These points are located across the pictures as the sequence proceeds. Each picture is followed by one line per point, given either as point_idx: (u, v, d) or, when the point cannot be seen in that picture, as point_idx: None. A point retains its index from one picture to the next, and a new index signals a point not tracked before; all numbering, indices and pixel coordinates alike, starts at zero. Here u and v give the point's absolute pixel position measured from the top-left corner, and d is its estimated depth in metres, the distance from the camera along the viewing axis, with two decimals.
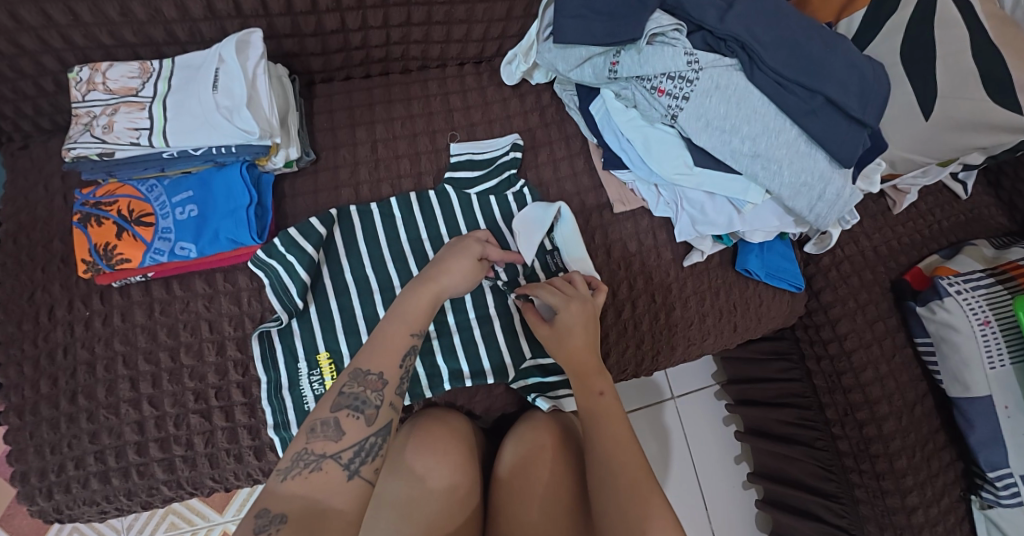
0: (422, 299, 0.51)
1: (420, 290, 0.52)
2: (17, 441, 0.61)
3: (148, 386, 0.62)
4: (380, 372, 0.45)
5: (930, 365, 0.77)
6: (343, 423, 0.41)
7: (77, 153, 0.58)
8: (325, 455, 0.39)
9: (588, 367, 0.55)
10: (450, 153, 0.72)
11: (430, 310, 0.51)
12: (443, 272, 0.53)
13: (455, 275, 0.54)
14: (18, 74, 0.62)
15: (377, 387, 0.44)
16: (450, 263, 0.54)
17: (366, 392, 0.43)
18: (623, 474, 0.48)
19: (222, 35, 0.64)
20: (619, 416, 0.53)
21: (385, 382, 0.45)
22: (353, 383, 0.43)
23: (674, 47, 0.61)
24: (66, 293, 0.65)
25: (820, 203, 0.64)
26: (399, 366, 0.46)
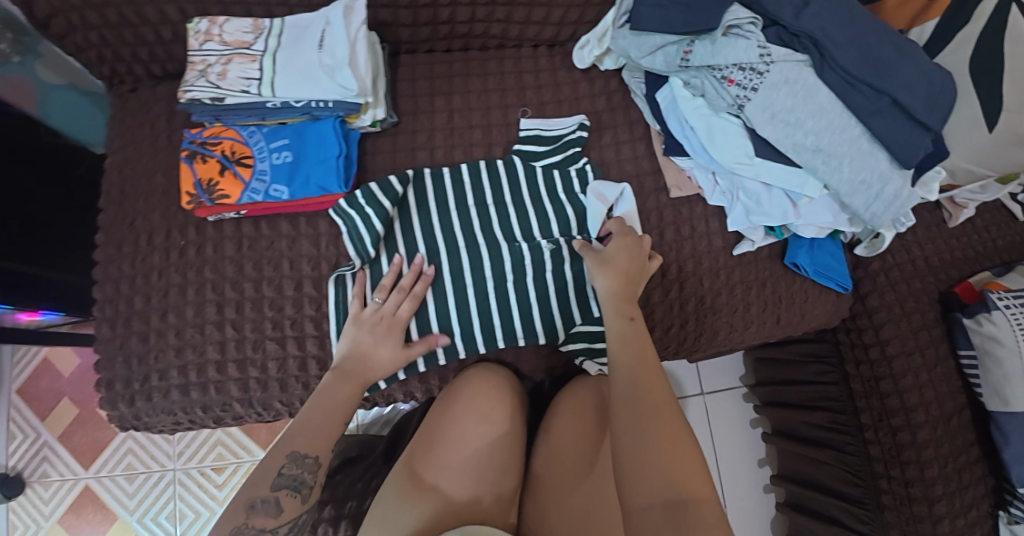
0: (356, 387, 0.60)
1: (361, 379, 0.61)
2: (108, 350, 0.68)
3: (231, 312, 0.69)
4: (316, 454, 0.55)
5: (972, 377, 0.78)
6: (282, 502, 0.51)
7: (193, 95, 0.65)
8: (264, 530, 0.50)
9: (625, 297, 0.61)
10: (519, 127, 0.77)
11: (362, 392, 0.60)
12: (378, 368, 0.63)
13: (384, 364, 0.63)
14: (143, 20, 0.69)
15: (312, 470, 0.54)
16: (387, 360, 0.63)
17: (303, 474, 0.53)
18: (643, 383, 0.51)
19: (327, 0, 0.70)
20: (646, 341, 0.56)
21: (320, 464, 0.55)
22: (292, 466, 0.53)
23: (748, 40, 0.64)
24: (164, 222, 0.72)
25: (877, 202, 0.66)
26: (331, 448, 0.56)
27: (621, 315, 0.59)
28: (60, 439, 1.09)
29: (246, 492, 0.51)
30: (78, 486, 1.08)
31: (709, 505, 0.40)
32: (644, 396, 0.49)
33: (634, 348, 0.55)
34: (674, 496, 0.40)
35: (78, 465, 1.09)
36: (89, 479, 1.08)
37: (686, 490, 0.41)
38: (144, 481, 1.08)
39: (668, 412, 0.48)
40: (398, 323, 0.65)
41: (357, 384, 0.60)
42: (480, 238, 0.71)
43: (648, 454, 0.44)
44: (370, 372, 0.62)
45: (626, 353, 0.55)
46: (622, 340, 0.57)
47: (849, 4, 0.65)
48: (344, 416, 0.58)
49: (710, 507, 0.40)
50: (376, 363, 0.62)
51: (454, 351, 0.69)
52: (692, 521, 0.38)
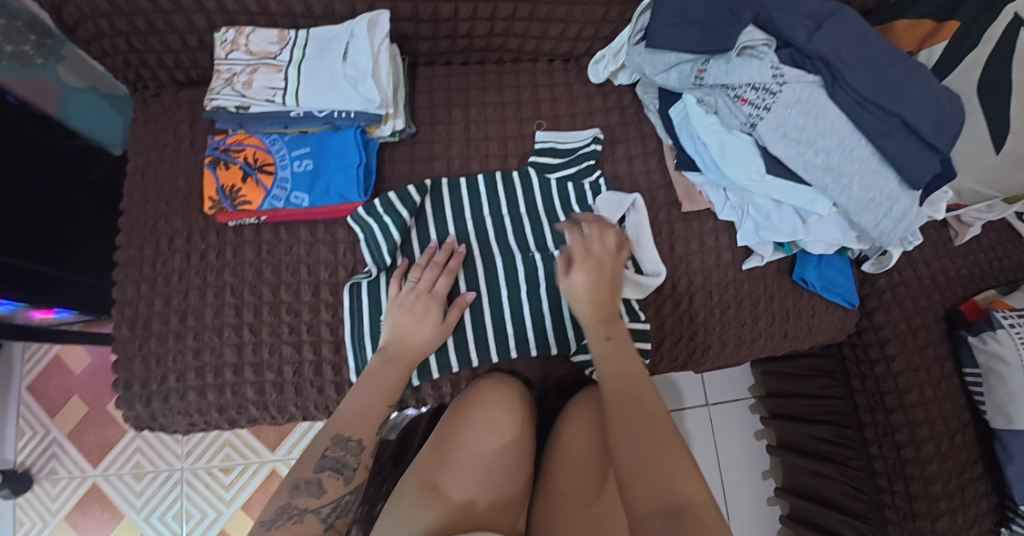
0: (400, 368, 0.63)
1: (403, 361, 0.63)
2: (126, 350, 0.70)
3: (250, 315, 0.70)
4: (359, 438, 0.58)
5: (976, 395, 0.79)
6: (325, 484, 0.55)
7: (218, 104, 0.67)
8: (308, 510, 0.52)
9: (600, 317, 0.63)
10: (535, 139, 0.78)
11: (404, 376, 0.63)
12: (419, 347, 0.64)
13: (424, 339, 0.64)
14: (170, 28, 0.71)
15: (356, 452, 0.57)
16: (428, 341, 0.64)
17: (345, 456, 0.57)
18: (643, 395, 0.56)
19: (351, 13, 0.71)
20: (631, 355, 0.61)
21: (363, 446, 0.58)
22: (335, 448, 0.56)
23: (761, 60, 0.66)
24: (185, 226, 0.73)
25: (886, 220, 0.67)
26: (376, 432, 0.59)
27: (601, 337, 0.62)
28: (69, 436, 1.10)
29: (293, 474, 0.55)
30: (86, 483, 1.09)
31: (706, 506, 0.46)
32: (638, 412, 0.55)
33: (623, 367, 0.59)
34: (676, 502, 0.46)
35: (86, 462, 1.10)
36: (97, 476, 1.09)
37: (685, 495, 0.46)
38: (152, 480, 1.09)
39: (663, 425, 0.53)
40: (435, 299, 0.66)
41: (400, 367, 0.63)
42: (495, 247, 0.73)
43: (648, 465, 0.50)
44: (410, 354, 0.63)
45: (615, 371, 0.59)
46: (606, 361, 0.60)
47: (860, 27, 0.66)
48: (388, 398, 0.61)
49: (708, 508, 0.45)
50: (416, 344, 0.64)
51: (466, 360, 0.70)
52: (693, 522, 0.43)
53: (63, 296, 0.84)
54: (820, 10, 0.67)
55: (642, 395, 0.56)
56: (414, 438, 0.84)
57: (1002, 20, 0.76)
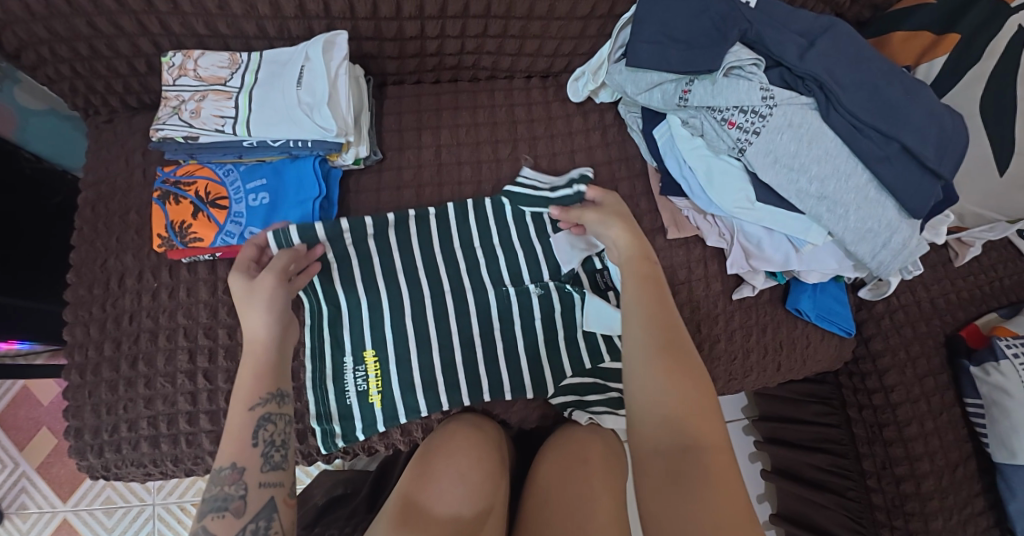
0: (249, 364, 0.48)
1: (243, 365, 0.49)
2: (76, 398, 0.65)
3: (204, 360, 0.66)
4: (233, 462, 0.42)
5: (978, 426, 0.74)
6: (209, 528, 0.39)
7: (165, 134, 0.62)
8: None
9: (639, 245, 0.58)
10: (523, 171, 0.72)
11: (258, 368, 0.48)
12: (258, 330, 0.51)
13: (258, 317, 0.51)
14: (114, 53, 0.65)
15: (235, 480, 0.42)
16: (261, 320, 0.51)
17: (224, 489, 0.41)
18: (662, 325, 0.49)
19: (309, 33, 0.66)
20: (661, 282, 0.54)
21: (241, 469, 0.42)
22: (211, 487, 0.41)
23: (749, 81, 0.61)
24: (137, 264, 0.69)
25: (884, 251, 0.63)
26: (252, 444, 0.44)
27: (639, 260, 0.56)
28: (39, 470, 1.05)
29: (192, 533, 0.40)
30: (55, 520, 1.03)
31: (718, 457, 0.40)
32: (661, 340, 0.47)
33: (644, 303, 0.51)
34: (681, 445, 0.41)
35: (56, 497, 1.04)
36: (67, 512, 1.04)
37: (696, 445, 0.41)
38: (123, 516, 1.04)
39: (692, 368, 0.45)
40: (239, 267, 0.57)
41: (245, 371, 0.48)
42: (467, 284, 0.68)
43: (664, 408, 0.43)
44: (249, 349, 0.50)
45: (640, 299, 0.52)
46: (634, 283, 0.53)
47: (855, 42, 0.62)
48: (246, 403, 0.46)
49: (720, 457, 0.40)
50: (254, 335, 0.51)
51: (437, 405, 0.66)
52: (694, 475, 0.39)
53: (30, 330, 0.77)
54: (811, 27, 0.63)
55: (671, 332, 0.48)
56: (390, 479, 0.79)
57: (1005, 34, 0.73)
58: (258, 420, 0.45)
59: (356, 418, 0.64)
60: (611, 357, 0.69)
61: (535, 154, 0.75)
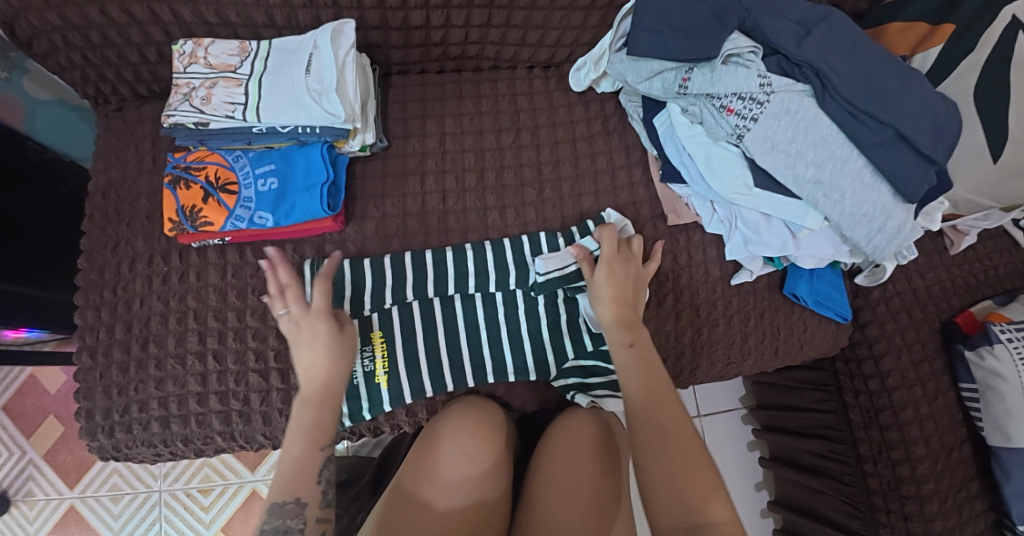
0: (308, 411, 0.51)
1: (308, 399, 0.51)
2: (88, 380, 0.66)
3: (213, 342, 0.67)
4: (297, 497, 0.47)
5: (973, 411, 0.75)
6: None
7: (176, 120, 0.64)
8: None
9: (625, 318, 0.59)
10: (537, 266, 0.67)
11: (326, 415, 0.51)
12: (332, 379, 0.53)
13: (330, 363, 0.53)
14: (126, 41, 0.67)
15: (298, 514, 0.46)
16: (335, 366, 0.53)
17: (286, 522, 0.46)
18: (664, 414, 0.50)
19: (316, 22, 0.68)
20: (652, 362, 0.55)
21: (304, 505, 0.47)
22: (272, 518, 0.45)
23: (748, 68, 0.63)
24: (148, 248, 0.70)
25: (879, 235, 0.64)
26: (315, 486, 0.49)
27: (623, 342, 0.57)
28: (46, 457, 1.07)
29: None
30: (63, 506, 1.05)
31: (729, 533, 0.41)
32: (667, 430, 0.48)
33: (646, 379, 0.53)
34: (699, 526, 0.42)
35: (63, 484, 1.06)
36: (74, 499, 1.05)
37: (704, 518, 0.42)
38: (130, 502, 1.05)
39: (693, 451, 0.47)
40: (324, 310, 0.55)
41: (308, 409, 0.51)
42: (472, 279, 0.69)
43: (665, 483, 0.45)
44: (311, 390, 0.52)
45: (639, 379, 0.53)
46: (630, 369, 0.54)
47: (850, 30, 0.63)
48: (318, 444, 0.50)
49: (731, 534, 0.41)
50: (316, 378, 0.52)
51: (442, 386, 0.67)
52: None
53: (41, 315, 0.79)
54: (809, 16, 0.64)
55: (662, 408, 0.50)
56: (393, 464, 0.79)
57: (999, 23, 0.75)
58: (324, 461, 0.50)
59: (362, 398, 0.66)
60: None
61: (538, 143, 0.77)
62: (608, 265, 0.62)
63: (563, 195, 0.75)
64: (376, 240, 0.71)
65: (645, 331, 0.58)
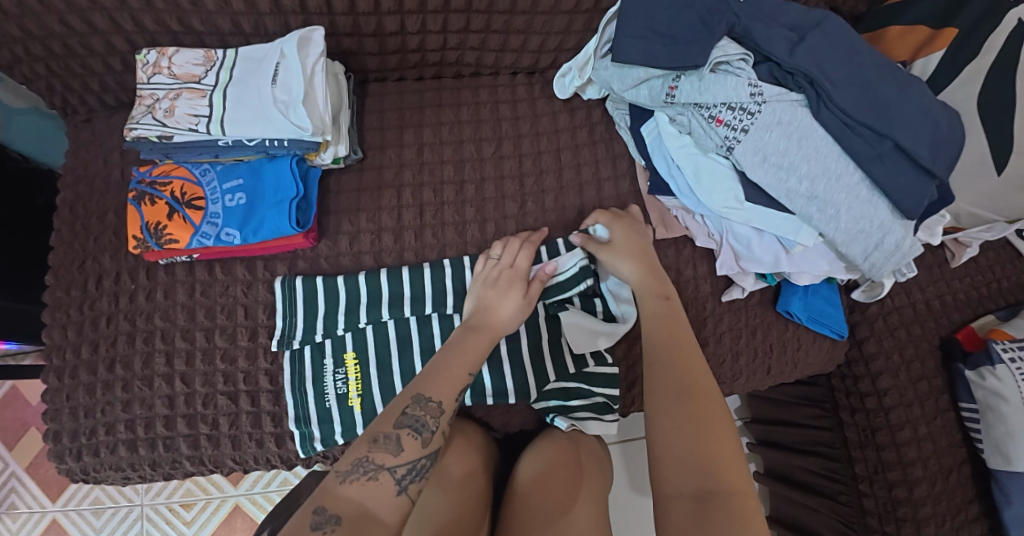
0: (481, 339, 0.57)
1: (482, 335, 0.57)
2: (53, 402, 0.64)
3: (182, 363, 0.65)
4: (440, 400, 0.49)
5: (973, 432, 0.72)
6: (402, 440, 0.45)
7: (139, 134, 0.61)
8: (382, 467, 0.42)
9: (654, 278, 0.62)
10: None
11: (485, 348, 0.56)
12: (503, 320, 0.59)
13: (511, 311, 0.60)
14: (88, 51, 0.64)
15: (435, 414, 0.48)
16: (510, 312, 0.60)
17: (425, 417, 0.47)
18: (691, 370, 0.51)
19: (286, 29, 0.65)
20: (681, 323, 0.57)
21: (443, 411, 0.48)
22: (415, 406, 0.47)
23: (737, 77, 0.60)
24: (115, 265, 0.68)
25: (877, 252, 0.61)
26: (456, 399, 0.50)
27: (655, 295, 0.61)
28: (27, 470, 1.05)
29: (372, 426, 0.45)
30: (45, 520, 1.03)
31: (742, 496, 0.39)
32: (687, 391, 0.48)
33: (673, 340, 0.55)
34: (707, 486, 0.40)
35: (45, 497, 1.04)
36: (56, 512, 1.03)
37: (715, 467, 0.41)
38: (112, 516, 1.03)
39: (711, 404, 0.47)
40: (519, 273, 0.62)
41: (481, 339, 0.57)
42: (450, 300, 0.66)
43: (679, 430, 0.45)
44: (489, 328, 0.58)
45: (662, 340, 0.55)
46: (660, 321, 0.58)
47: (847, 36, 0.60)
48: (468, 367, 0.53)
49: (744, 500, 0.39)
50: (497, 316, 0.59)
51: None
52: (725, 506, 0.38)
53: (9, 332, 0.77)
54: (802, 21, 0.61)
55: (689, 366, 0.51)
56: None
57: (1004, 27, 0.71)
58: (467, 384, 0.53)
59: (335, 421, 0.64)
60: (595, 361, 0.67)
61: (521, 153, 0.73)
62: (630, 232, 0.66)
63: (547, 207, 0.72)
64: (350, 256, 0.68)
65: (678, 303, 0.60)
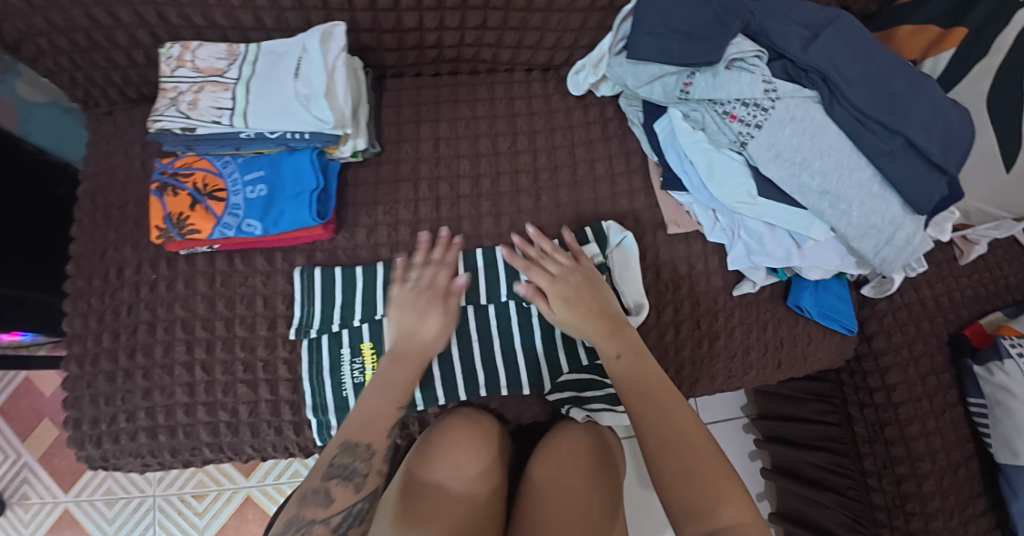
0: (408, 369, 0.57)
1: (410, 362, 0.57)
2: (74, 389, 0.65)
3: (202, 351, 0.66)
4: (368, 443, 0.52)
5: (981, 426, 0.73)
6: (333, 492, 0.48)
7: (162, 126, 0.62)
8: (315, 521, 0.46)
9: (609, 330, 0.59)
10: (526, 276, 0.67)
11: (414, 377, 0.57)
12: (428, 342, 0.59)
13: (435, 335, 0.60)
14: (112, 44, 0.65)
15: (365, 457, 0.51)
16: (435, 331, 0.59)
17: (354, 463, 0.50)
18: (669, 409, 0.51)
19: (307, 25, 0.66)
20: (646, 357, 0.57)
21: (371, 452, 0.52)
22: (343, 455, 0.50)
23: (752, 73, 0.61)
24: (136, 255, 0.69)
25: (888, 247, 0.62)
26: (385, 439, 0.53)
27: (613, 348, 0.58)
28: (40, 460, 1.06)
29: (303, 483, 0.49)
30: (58, 510, 1.04)
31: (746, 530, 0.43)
32: (677, 434, 0.49)
33: (647, 380, 0.54)
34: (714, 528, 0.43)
35: (58, 487, 1.05)
36: (69, 502, 1.05)
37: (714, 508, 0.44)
38: (124, 507, 1.05)
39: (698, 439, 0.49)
40: (437, 298, 0.61)
41: (410, 369, 0.57)
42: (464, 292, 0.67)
43: (676, 478, 0.47)
44: (416, 352, 0.58)
45: (635, 387, 0.54)
46: (626, 373, 0.56)
47: (860, 34, 0.61)
48: (395, 403, 0.55)
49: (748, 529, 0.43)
50: (419, 345, 0.59)
51: (433, 399, 0.66)
52: None
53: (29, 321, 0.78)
54: (816, 19, 0.62)
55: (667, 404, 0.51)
56: None
57: (1014, 26, 0.72)
58: (397, 422, 0.55)
59: (351, 410, 0.65)
60: None
61: (535, 148, 0.75)
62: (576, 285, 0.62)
63: (561, 202, 0.73)
64: (367, 248, 0.69)
65: (631, 333, 0.59)
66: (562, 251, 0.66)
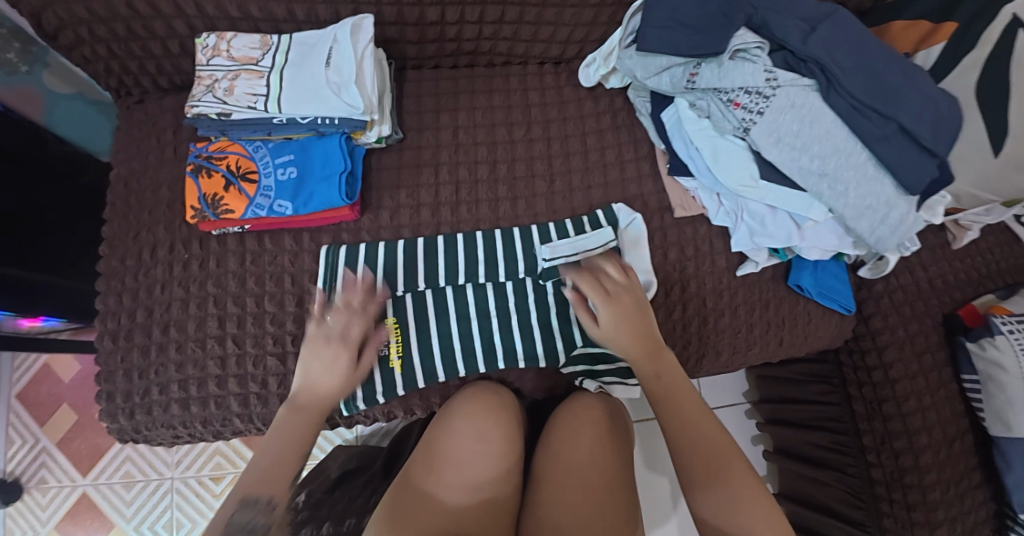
0: (310, 420, 0.55)
1: (312, 413, 0.56)
2: (109, 363, 0.68)
3: (233, 326, 0.69)
4: (270, 495, 0.48)
5: (975, 401, 0.76)
6: None
7: (199, 110, 0.66)
8: None
9: (643, 338, 0.61)
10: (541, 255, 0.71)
11: (315, 429, 0.55)
12: (329, 394, 0.58)
13: (335, 385, 0.58)
14: (150, 34, 0.69)
15: (268, 509, 0.47)
16: (332, 379, 0.58)
17: (256, 518, 0.46)
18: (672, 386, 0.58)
19: (335, 18, 0.70)
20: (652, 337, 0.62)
21: (275, 503, 0.48)
22: (243, 510, 0.46)
23: (754, 64, 0.65)
24: (168, 236, 0.72)
25: (882, 227, 0.65)
26: (290, 488, 0.50)
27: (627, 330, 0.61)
28: (58, 445, 1.08)
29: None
30: (76, 493, 1.07)
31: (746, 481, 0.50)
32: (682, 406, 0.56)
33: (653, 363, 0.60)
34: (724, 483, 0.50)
35: (76, 472, 1.07)
36: (86, 486, 1.07)
37: (721, 468, 0.51)
38: (142, 490, 1.07)
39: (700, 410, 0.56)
40: (347, 342, 0.60)
41: (313, 419, 0.56)
42: (481, 270, 0.71)
43: (687, 445, 0.53)
44: (320, 404, 0.57)
45: (652, 369, 0.59)
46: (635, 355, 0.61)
47: (855, 27, 0.65)
48: (302, 449, 0.53)
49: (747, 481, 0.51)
50: (317, 391, 0.57)
51: (454, 371, 0.69)
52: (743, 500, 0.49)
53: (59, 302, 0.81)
54: (814, 14, 0.66)
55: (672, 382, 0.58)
56: (405, 448, 0.79)
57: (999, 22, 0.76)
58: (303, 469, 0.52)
59: (375, 382, 0.67)
60: None
61: (548, 136, 0.78)
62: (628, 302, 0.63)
63: (573, 187, 0.77)
64: (390, 230, 0.73)
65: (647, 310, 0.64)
66: (615, 264, 0.67)
